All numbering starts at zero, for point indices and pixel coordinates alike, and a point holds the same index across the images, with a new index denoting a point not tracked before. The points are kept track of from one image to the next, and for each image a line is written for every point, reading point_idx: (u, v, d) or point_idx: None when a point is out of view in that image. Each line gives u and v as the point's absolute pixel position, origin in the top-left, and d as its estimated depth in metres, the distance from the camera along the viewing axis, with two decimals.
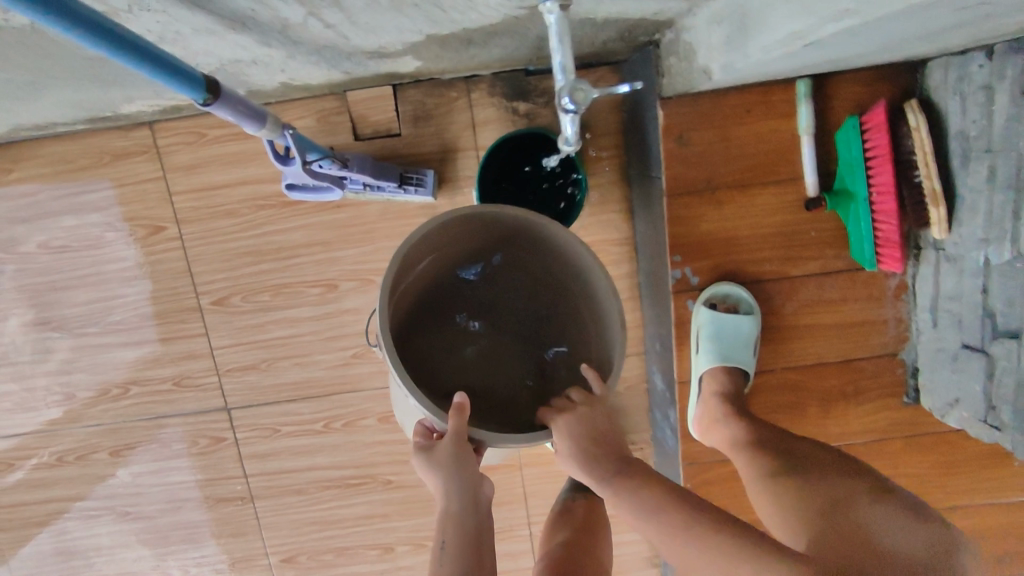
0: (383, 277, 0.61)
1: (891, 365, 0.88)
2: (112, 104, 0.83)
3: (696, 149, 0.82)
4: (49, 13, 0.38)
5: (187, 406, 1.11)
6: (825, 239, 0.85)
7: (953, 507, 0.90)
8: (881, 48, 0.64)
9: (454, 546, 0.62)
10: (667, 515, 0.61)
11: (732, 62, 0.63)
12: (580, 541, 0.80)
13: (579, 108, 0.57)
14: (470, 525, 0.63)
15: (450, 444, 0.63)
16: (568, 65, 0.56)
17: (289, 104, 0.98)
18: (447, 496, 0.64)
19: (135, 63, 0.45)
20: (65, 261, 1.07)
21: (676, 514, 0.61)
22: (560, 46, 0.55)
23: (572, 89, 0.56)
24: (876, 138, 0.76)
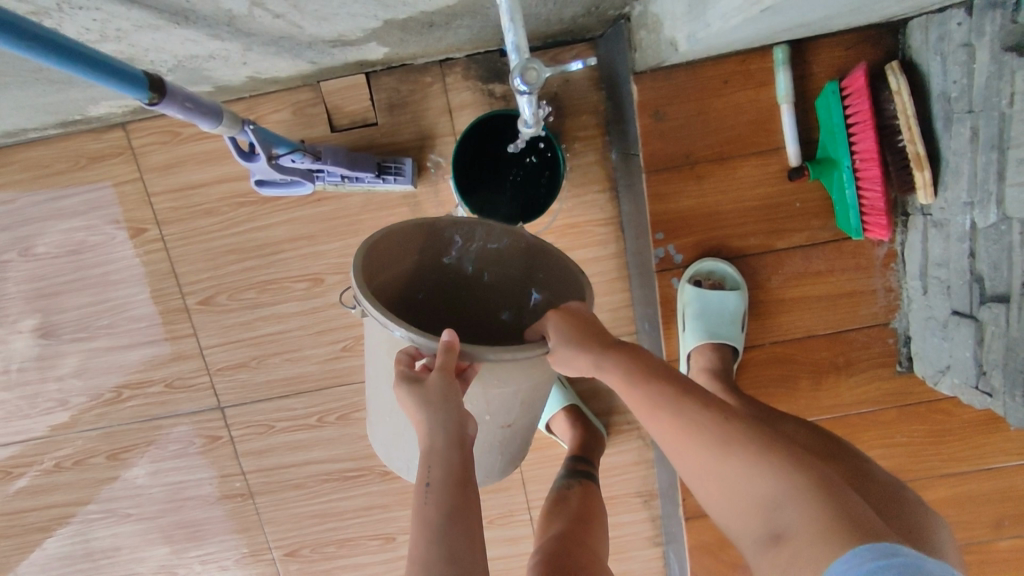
0: (352, 275, 0.59)
1: (883, 334, 0.87)
2: (78, 107, 0.82)
3: (673, 123, 0.80)
4: None
5: (182, 406, 1.11)
6: (810, 210, 0.83)
7: (951, 474, 0.89)
8: (848, 10, 0.62)
9: (440, 487, 0.55)
10: (676, 405, 0.58)
11: (695, 32, 0.62)
12: (574, 529, 0.79)
13: (532, 89, 0.56)
14: (457, 465, 0.57)
15: (439, 376, 0.56)
16: (521, 43, 0.55)
17: (261, 98, 0.97)
18: (431, 433, 0.58)
19: (65, 66, 0.43)
20: (48, 268, 1.06)
21: (685, 405, 0.58)
22: (513, 26, 0.54)
23: (524, 69, 0.55)
24: (855, 103, 0.74)
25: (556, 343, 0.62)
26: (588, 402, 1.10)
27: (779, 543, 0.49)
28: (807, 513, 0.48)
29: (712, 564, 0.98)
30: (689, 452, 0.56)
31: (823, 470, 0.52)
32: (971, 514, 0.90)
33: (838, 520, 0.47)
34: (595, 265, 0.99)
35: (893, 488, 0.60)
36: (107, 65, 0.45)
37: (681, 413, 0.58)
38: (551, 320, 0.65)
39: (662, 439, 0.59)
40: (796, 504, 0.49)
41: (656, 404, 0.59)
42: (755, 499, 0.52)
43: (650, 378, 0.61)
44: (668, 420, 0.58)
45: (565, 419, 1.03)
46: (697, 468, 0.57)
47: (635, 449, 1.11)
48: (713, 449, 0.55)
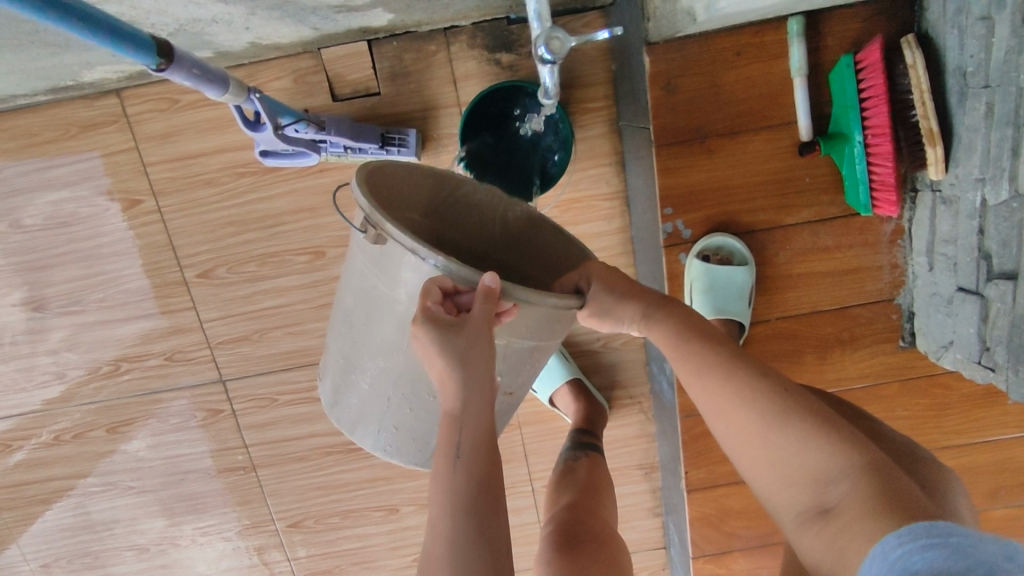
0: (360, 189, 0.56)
1: (886, 311, 0.87)
2: (72, 72, 0.80)
3: (685, 96, 0.79)
4: None
5: (182, 379, 1.11)
6: (820, 185, 0.83)
7: (948, 446, 0.91)
8: None
9: (471, 457, 0.54)
10: (724, 370, 0.60)
11: None
12: (582, 501, 0.80)
13: (555, 58, 0.54)
14: (486, 433, 0.56)
15: (479, 325, 0.55)
16: (543, 12, 0.54)
17: (262, 65, 0.94)
18: (464, 394, 0.56)
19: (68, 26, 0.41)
20: (42, 240, 1.04)
21: (732, 369, 0.60)
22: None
23: (548, 37, 0.53)
24: (870, 77, 0.73)
25: (595, 291, 0.64)
26: (591, 376, 1.10)
27: (829, 517, 0.51)
28: (857, 486, 0.50)
29: (712, 535, 0.99)
30: (740, 420, 0.58)
31: (870, 445, 0.53)
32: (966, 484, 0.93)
33: (886, 499, 0.48)
34: (601, 239, 0.99)
35: (907, 450, 0.61)
36: (98, 21, 0.42)
37: (733, 381, 0.59)
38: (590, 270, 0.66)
39: (708, 404, 0.61)
40: (849, 481, 0.50)
41: (702, 365, 0.61)
42: (808, 472, 0.53)
43: (698, 340, 0.63)
44: (720, 387, 0.59)
45: (568, 392, 1.04)
46: (741, 436, 0.58)
47: (636, 423, 1.12)
48: (768, 422, 0.56)
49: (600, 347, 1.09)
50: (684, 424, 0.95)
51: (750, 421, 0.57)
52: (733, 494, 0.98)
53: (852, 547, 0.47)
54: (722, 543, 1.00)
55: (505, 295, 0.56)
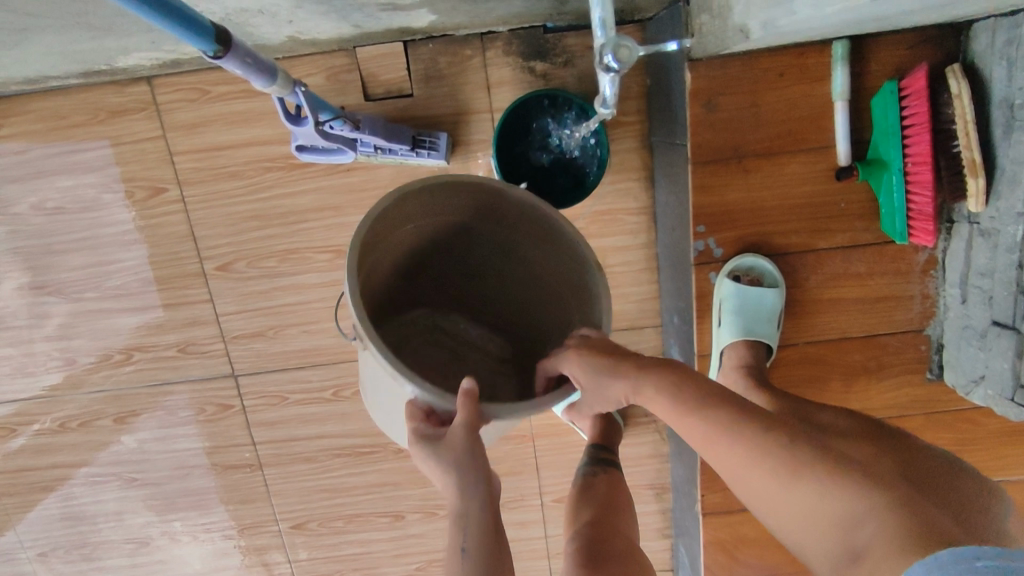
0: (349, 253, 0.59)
1: (915, 341, 0.86)
2: (109, 57, 0.79)
3: (725, 114, 0.79)
4: None
5: (192, 373, 1.09)
6: (855, 210, 0.82)
7: None
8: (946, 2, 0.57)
9: (477, 549, 0.55)
10: (731, 426, 0.58)
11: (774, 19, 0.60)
12: (604, 518, 0.79)
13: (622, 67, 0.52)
14: (492, 525, 0.57)
15: (464, 440, 0.58)
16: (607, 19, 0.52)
17: (295, 60, 0.94)
18: (464, 495, 0.58)
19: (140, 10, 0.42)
20: (61, 224, 1.03)
21: (739, 424, 0.58)
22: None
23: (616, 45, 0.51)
24: (914, 105, 0.72)
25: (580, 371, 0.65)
26: None
27: (859, 561, 0.49)
28: (885, 532, 0.48)
29: (726, 560, 0.98)
30: (756, 476, 0.56)
31: (894, 489, 0.52)
32: None
33: (917, 538, 0.47)
34: (627, 254, 0.98)
35: (942, 469, 0.60)
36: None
37: (740, 439, 0.57)
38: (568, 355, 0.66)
39: (720, 462, 0.59)
40: (876, 521, 0.49)
41: (710, 424, 0.59)
42: (832, 521, 0.52)
43: (698, 397, 0.61)
44: (729, 444, 0.58)
45: None
46: (761, 489, 0.56)
47: (651, 441, 1.11)
48: (783, 476, 0.55)
49: None
50: None
51: (763, 470, 0.56)
52: (749, 520, 0.96)
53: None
54: (735, 569, 0.98)
55: (485, 412, 0.59)
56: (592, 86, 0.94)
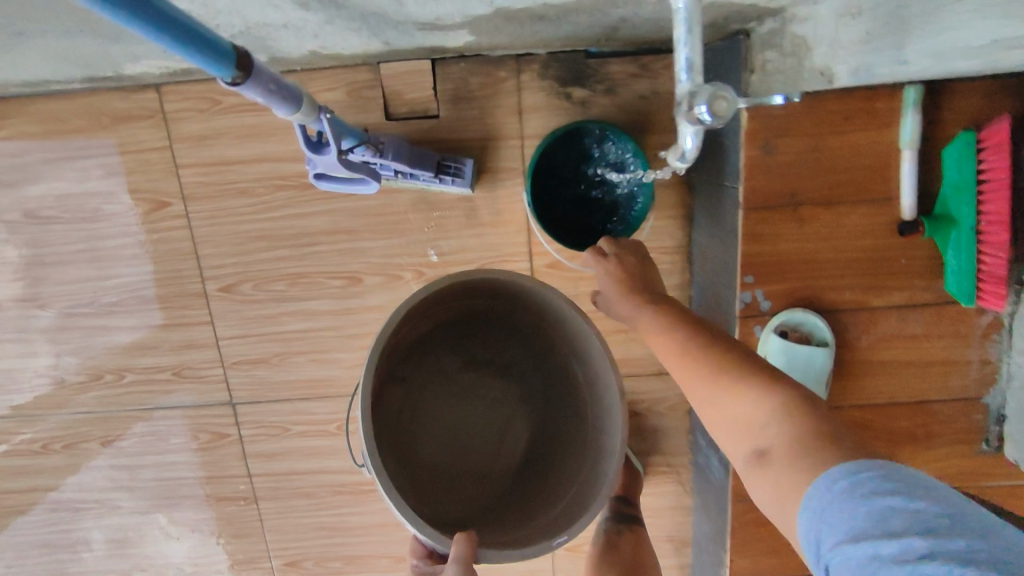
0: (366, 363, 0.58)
1: (971, 410, 0.79)
2: (115, 62, 0.73)
3: (782, 158, 0.72)
4: None
5: (188, 398, 1.02)
6: (916, 268, 0.75)
7: None
8: None
9: None
10: (693, 336, 0.61)
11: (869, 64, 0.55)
12: None
13: (718, 121, 0.46)
14: None
15: None
16: (696, 64, 0.46)
17: (315, 73, 0.87)
18: None
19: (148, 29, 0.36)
20: (55, 234, 0.97)
21: (701, 335, 0.60)
22: (687, 39, 0.46)
23: (712, 96, 0.45)
24: (993, 159, 0.66)
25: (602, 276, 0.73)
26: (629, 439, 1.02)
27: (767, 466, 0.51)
28: (799, 434, 0.50)
29: None
30: (700, 382, 0.58)
31: (820, 400, 0.53)
32: None
33: (813, 453, 0.48)
34: None
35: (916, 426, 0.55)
36: (203, 39, 0.38)
37: (696, 348, 0.60)
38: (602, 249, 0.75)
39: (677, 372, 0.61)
40: (780, 427, 0.52)
41: (673, 337, 0.62)
42: (748, 423, 0.54)
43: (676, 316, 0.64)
44: (685, 355, 0.60)
45: None
46: (704, 398, 0.58)
47: (672, 493, 1.04)
48: (722, 385, 0.57)
49: (642, 409, 1.01)
50: (734, 508, 0.86)
51: (710, 374, 0.58)
52: None
53: (783, 485, 0.49)
54: None
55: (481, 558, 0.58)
56: (632, 116, 0.88)
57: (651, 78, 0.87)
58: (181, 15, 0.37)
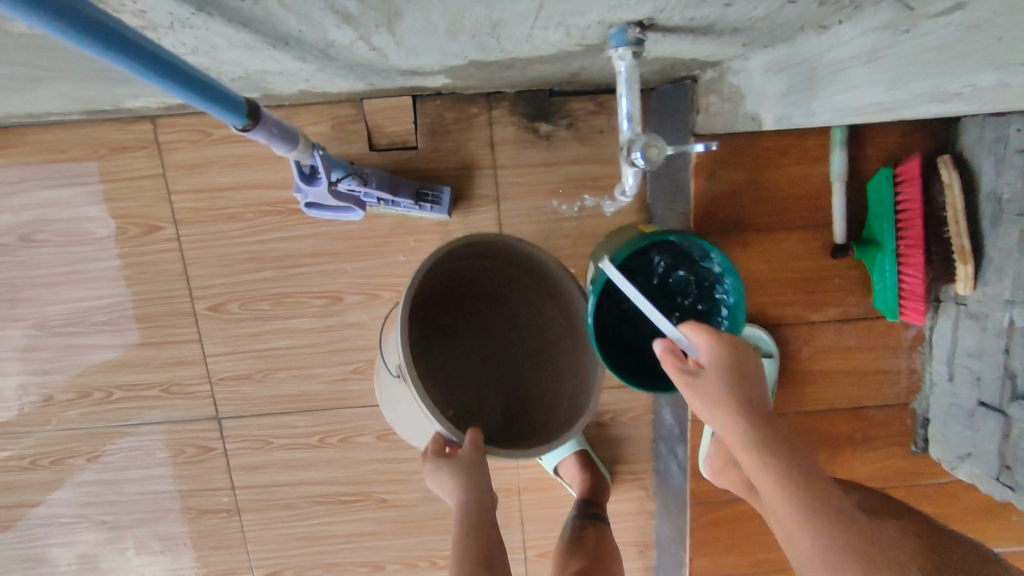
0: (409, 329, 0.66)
1: (901, 415, 0.88)
2: (117, 99, 0.79)
3: (726, 189, 0.81)
4: (117, 55, 0.36)
5: (174, 413, 1.06)
6: (848, 286, 0.84)
7: None
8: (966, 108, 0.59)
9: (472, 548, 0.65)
10: (818, 488, 0.53)
11: (788, 115, 0.60)
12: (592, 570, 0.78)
13: (651, 165, 0.53)
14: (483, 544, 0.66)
15: (470, 455, 0.68)
16: (636, 116, 0.53)
17: (302, 108, 0.94)
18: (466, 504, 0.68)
19: (182, 92, 0.42)
20: (48, 257, 1.01)
21: (824, 489, 0.53)
22: (628, 93, 0.51)
23: (646, 146, 0.52)
24: (909, 191, 0.76)
25: (708, 368, 0.61)
26: (596, 448, 1.08)
27: None
28: None
29: None
30: (817, 538, 0.51)
31: None
32: None
33: None
34: None
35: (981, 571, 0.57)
36: (213, 90, 0.44)
37: (817, 500, 0.53)
38: (705, 344, 0.63)
39: (786, 518, 0.53)
40: None
41: (795, 476, 0.54)
42: None
43: (798, 455, 0.56)
44: (804, 503, 0.53)
45: (575, 462, 1.02)
46: (817, 558, 0.50)
47: (638, 499, 1.10)
48: (843, 548, 0.50)
49: (608, 419, 1.07)
50: (693, 510, 0.93)
51: (834, 535, 0.50)
52: None
53: None
54: None
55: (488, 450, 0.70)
56: (594, 149, 0.97)
57: (611, 115, 0.96)
58: (196, 69, 0.43)
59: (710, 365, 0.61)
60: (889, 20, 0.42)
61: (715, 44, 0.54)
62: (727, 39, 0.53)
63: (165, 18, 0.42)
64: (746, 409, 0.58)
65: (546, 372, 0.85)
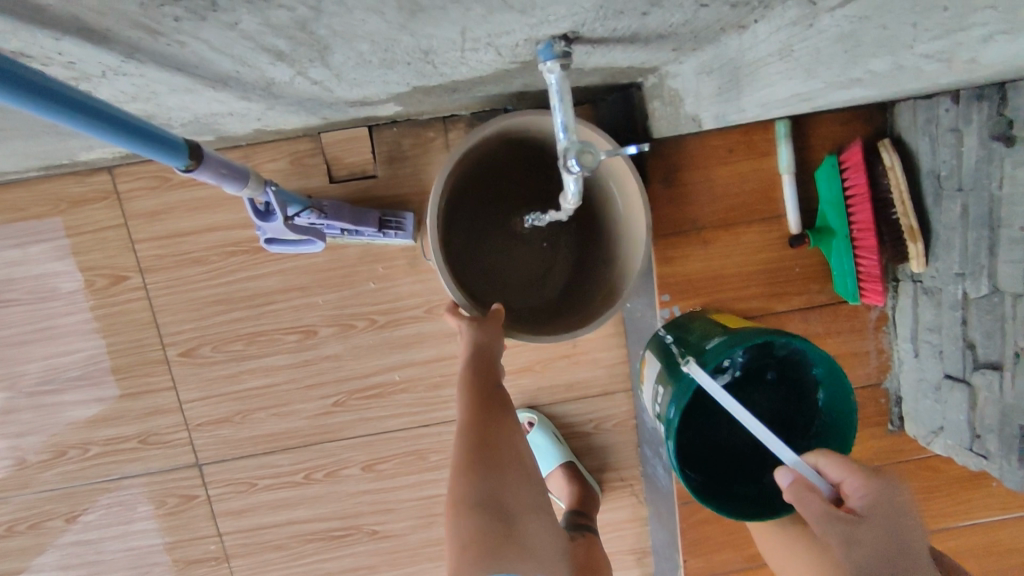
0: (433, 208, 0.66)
1: (875, 395, 0.90)
2: (70, 153, 0.79)
3: (681, 189, 0.83)
4: (49, 109, 0.37)
5: (153, 464, 1.04)
6: (808, 274, 0.86)
7: (941, 529, 0.92)
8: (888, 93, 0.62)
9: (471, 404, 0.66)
10: None
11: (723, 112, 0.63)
12: None
13: (586, 171, 0.52)
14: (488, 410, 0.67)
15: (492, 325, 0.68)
16: (570, 124, 0.51)
17: (260, 147, 0.95)
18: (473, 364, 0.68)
19: (118, 139, 0.42)
20: (12, 317, 1.00)
21: None
22: (560, 105, 0.51)
23: (579, 150, 0.51)
24: (854, 176, 0.79)
25: (860, 501, 0.54)
26: (583, 459, 1.08)
27: None
28: None
29: None
30: None
31: None
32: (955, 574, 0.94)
33: None
34: None
35: None
36: (154, 135, 0.45)
37: None
38: (851, 467, 0.57)
39: None
40: None
41: None
42: None
43: None
44: None
45: (563, 475, 1.02)
46: None
47: (630, 505, 1.09)
48: None
49: (592, 428, 1.07)
50: (682, 510, 0.93)
51: None
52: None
53: None
54: None
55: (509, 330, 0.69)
56: None
57: None
58: (130, 115, 0.43)
59: (859, 497, 0.54)
60: (795, 18, 0.44)
61: (644, 52, 0.56)
62: (654, 45, 0.55)
63: (96, 68, 0.43)
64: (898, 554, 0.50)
65: (587, 288, 0.79)
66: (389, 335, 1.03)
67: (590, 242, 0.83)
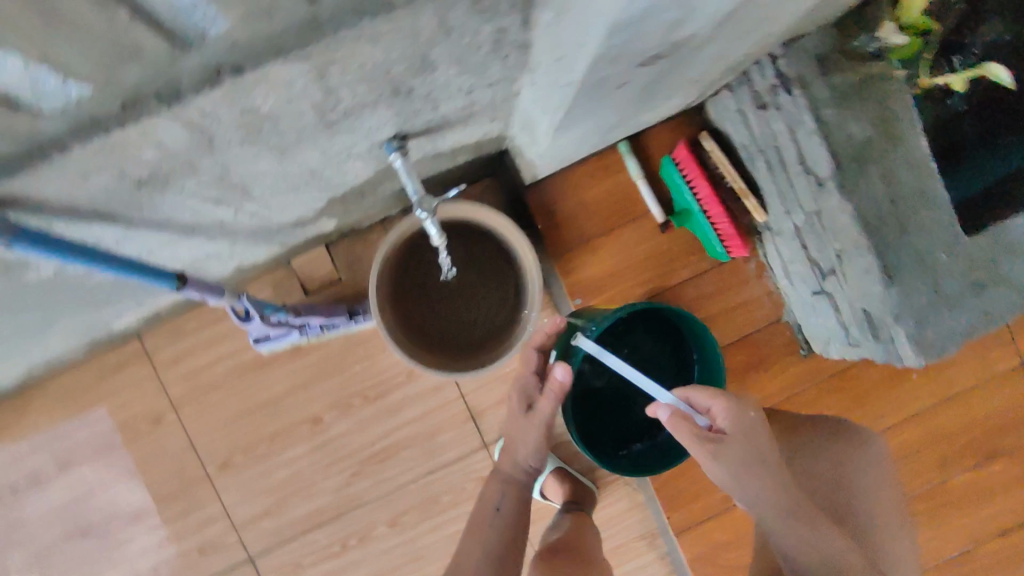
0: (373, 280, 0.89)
1: (780, 329, 1.09)
2: (105, 323, 1.03)
3: (564, 215, 1.05)
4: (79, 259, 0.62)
5: (215, 569, 1.20)
6: (687, 250, 1.06)
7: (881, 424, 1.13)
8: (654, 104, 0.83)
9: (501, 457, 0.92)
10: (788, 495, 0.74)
11: (539, 154, 0.84)
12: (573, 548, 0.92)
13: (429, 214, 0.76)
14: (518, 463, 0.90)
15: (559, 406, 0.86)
16: (417, 187, 0.74)
17: (246, 282, 1.19)
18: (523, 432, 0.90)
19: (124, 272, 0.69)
20: (81, 474, 1.21)
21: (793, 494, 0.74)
22: (409, 179, 0.73)
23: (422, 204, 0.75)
24: (685, 165, 1.00)
25: (724, 423, 0.74)
26: (574, 463, 1.23)
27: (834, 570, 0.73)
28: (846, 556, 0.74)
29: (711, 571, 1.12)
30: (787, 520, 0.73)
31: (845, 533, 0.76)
32: (906, 454, 1.13)
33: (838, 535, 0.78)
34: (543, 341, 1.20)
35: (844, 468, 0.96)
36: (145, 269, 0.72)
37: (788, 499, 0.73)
38: (718, 398, 0.75)
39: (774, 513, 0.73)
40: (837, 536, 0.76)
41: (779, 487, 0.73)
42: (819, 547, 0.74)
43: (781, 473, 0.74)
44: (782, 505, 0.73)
45: (555, 481, 1.16)
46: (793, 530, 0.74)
47: (627, 493, 1.22)
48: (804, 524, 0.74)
49: None
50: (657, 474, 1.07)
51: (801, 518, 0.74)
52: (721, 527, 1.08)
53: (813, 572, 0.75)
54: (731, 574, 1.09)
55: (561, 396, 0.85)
56: None
57: None
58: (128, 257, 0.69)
59: (723, 420, 0.74)
60: (524, 83, 0.65)
61: (472, 129, 0.79)
62: (477, 123, 0.78)
63: (109, 242, 0.66)
64: (751, 455, 0.73)
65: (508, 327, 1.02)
66: (383, 403, 1.20)
67: (507, 295, 1.04)
